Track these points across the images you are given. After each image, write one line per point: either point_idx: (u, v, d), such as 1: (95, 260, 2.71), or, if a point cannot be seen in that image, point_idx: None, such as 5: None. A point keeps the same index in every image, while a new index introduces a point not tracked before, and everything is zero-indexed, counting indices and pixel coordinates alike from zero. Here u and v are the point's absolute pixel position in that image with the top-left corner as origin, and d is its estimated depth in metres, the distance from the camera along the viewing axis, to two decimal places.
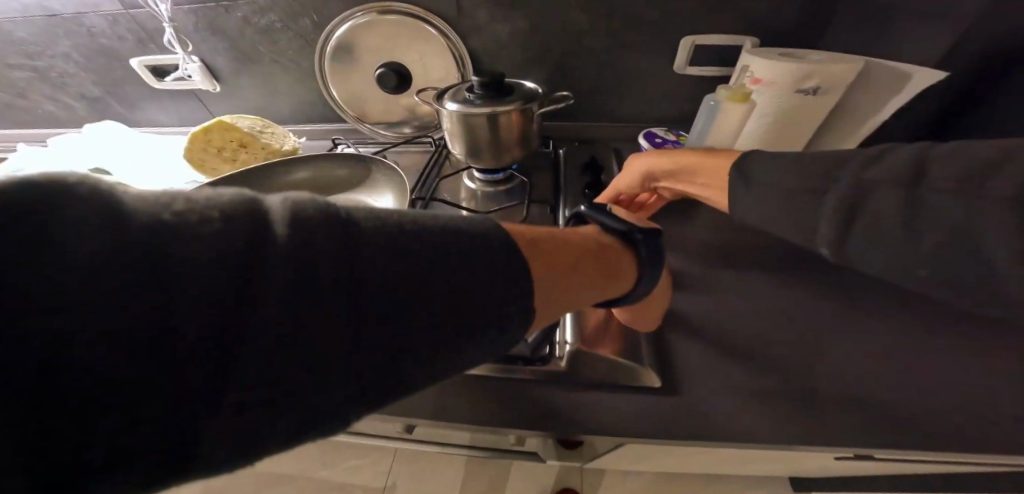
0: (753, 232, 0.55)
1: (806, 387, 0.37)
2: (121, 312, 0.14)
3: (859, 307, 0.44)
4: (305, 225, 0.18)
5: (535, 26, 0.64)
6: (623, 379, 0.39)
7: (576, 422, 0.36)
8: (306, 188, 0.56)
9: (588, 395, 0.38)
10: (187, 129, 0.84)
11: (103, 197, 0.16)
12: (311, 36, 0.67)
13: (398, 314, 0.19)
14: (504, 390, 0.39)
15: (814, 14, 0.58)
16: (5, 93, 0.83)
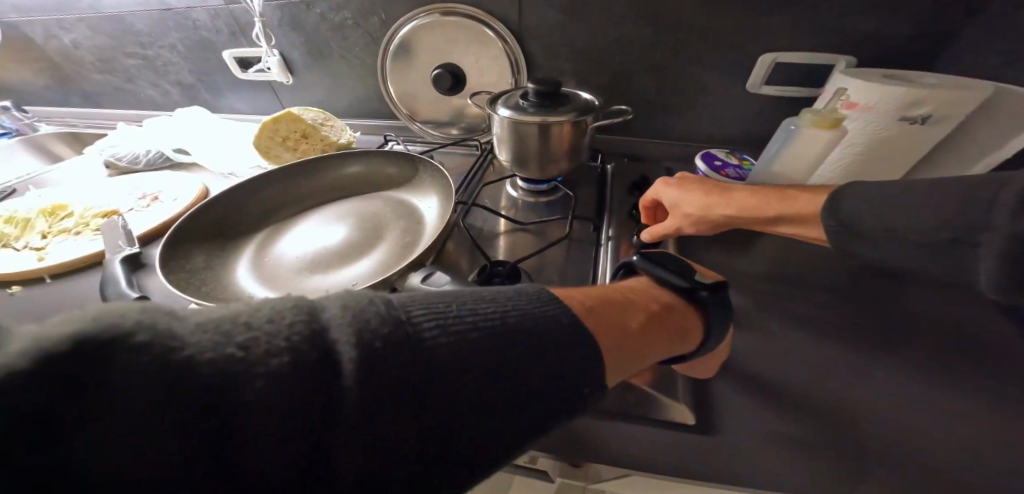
0: (824, 272, 0.48)
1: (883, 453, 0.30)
2: (194, 462, 0.13)
3: (960, 379, 0.36)
4: (368, 341, 0.17)
5: (599, 34, 0.61)
6: (651, 409, 0.34)
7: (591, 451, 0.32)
8: (355, 185, 0.57)
9: (608, 422, 0.34)
10: (259, 118, 0.90)
11: (167, 335, 0.15)
12: (378, 34, 0.69)
13: (471, 428, 0.17)
14: None
15: (927, 31, 0.51)
16: (117, 78, 0.94)
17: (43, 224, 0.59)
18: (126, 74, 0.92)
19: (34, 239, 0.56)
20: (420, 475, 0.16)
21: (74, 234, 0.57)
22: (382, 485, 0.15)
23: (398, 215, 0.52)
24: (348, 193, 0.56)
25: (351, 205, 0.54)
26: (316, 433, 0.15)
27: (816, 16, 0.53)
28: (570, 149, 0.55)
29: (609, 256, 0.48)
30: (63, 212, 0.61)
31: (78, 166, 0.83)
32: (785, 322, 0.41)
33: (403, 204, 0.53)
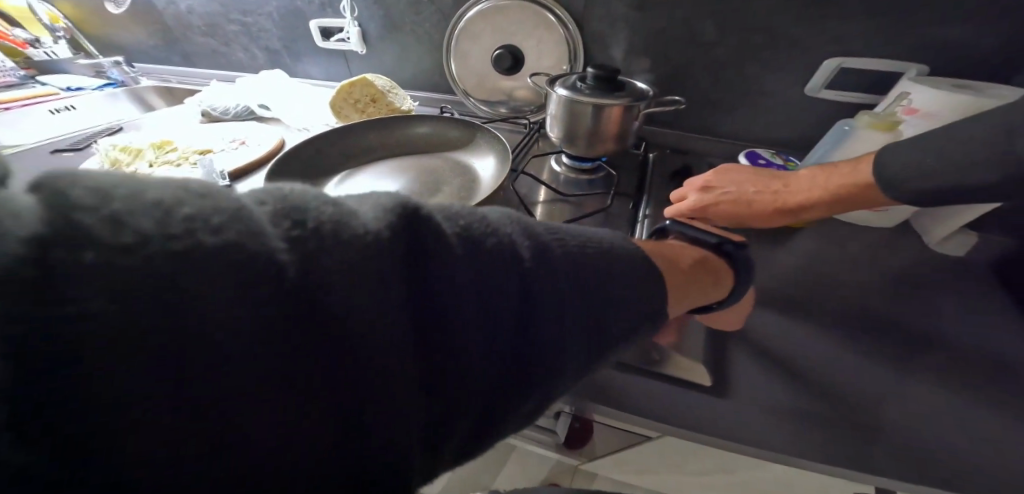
0: (854, 277, 0.49)
1: (877, 442, 0.33)
2: (462, 314, 0.18)
3: (973, 385, 0.37)
4: (542, 247, 0.22)
5: (660, 25, 0.63)
6: (669, 369, 0.37)
7: (604, 397, 0.36)
8: (419, 144, 0.62)
9: (626, 377, 0.37)
10: (330, 84, 0.99)
11: (404, 210, 0.19)
12: (449, 12, 0.74)
13: (608, 318, 0.23)
14: None
15: (1007, 46, 0.49)
16: (214, 40, 1.05)
17: (151, 155, 0.68)
18: (223, 38, 1.03)
19: (142, 166, 0.65)
20: (581, 347, 0.22)
21: (176, 166, 0.66)
22: (558, 352, 0.21)
23: (454, 174, 0.56)
24: (410, 152, 0.62)
25: (411, 161, 0.60)
26: (521, 309, 0.20)
27: (889, 20, 0.52)
28: (618, 134, 0.57)
29: (642, 231, 0.51)
30: (168, 147, 0.71)
31: (176, 112, 0.95)
32: (803, 313, 0.43)
33: (458, 165, 0.58)
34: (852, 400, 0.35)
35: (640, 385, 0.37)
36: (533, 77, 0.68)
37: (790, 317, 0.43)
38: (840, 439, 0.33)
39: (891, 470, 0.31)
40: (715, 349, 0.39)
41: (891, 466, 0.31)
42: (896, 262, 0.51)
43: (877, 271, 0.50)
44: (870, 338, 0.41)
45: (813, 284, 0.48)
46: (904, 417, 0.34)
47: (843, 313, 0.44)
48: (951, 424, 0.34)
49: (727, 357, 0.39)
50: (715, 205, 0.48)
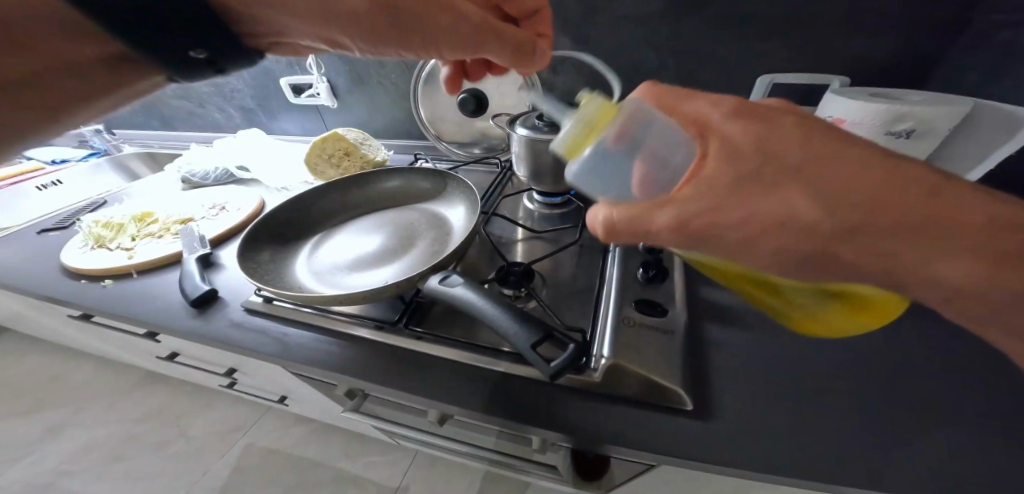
0: None
1: (843, 443, 0.35)
2: None
3: (928, 378, 0.40)
4: None
5: (606, 59, 0.67)
6: (659, 398, 0.39)
7: (597, 432, 0.38)
8: (396, 197, 0.65)
9: (616, 409, 0.39)
10: (307, 137, 1.02)
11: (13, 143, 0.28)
12: (411, 63, 0.78)
13: None
14: (530, 393, 0.42)
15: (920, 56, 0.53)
16: (190, 103, 1.08)
17: (132, 228, 0.68)
18: (199, 100, 1.06)
19: (125, 241, 0.64)
20: None
21: (157, 237, 0.66)
22: None
23: (430, 226, 0.58)
24: (386, 204, 0.64)
25: (388, 216, 0.62)
26: None
27: (811, 37, 0.56)
28: None
29: (614, 259, 0.53)
30: (149, 219, 0.73)
31: (159, 180, 0.96)
32: (770, 326, 0.46)
33: (432, 214, 0.61)
34: (819, 402, 0.38)
35: (620, 414, 0.39)
36: (496, 119, 0.72)
37: (756, 330, 0.46)
38: (811, 445, 0.35)
39: (861, 470, 0.33)
40: (696, 370, 0.42)
41: (857, 464, 0.34)
42: None
43: None
44: (833, 343, 0.44)
45: None
46: (866, 414, 0.37)
47: None
48: (912, 414, 0.37)
49: (697, 376, 0.41)
50: (711, 231, 0.27)
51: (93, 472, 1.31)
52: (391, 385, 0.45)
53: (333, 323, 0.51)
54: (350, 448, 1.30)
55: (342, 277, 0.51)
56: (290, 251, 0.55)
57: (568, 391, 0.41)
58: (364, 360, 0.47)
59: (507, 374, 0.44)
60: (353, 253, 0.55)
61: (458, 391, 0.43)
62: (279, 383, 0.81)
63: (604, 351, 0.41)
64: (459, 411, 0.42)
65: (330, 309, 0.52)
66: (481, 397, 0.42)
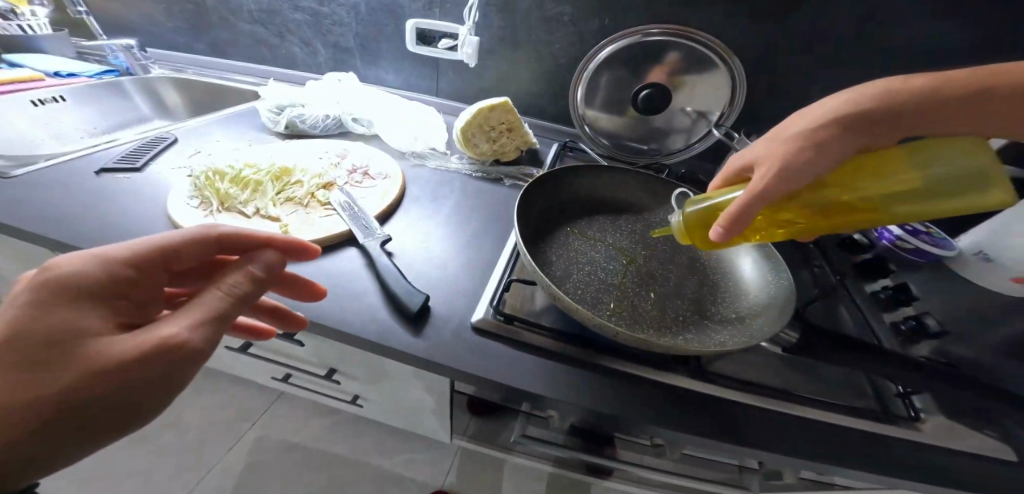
0: (1013, 333, 0.56)
1: None
2: None
3: None
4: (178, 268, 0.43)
5: (810, 74, 0.65)
6: (1000, 453, 0.40)
7: (958, 487, 0.38)
8: (601, 202, 0.53)
9: (964, 462, 0.39)
10: (408, 94, 0.88)
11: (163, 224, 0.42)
12: (589, 36, 0.70)
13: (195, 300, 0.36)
14: (867, 443, 0.39)
15: None
16: (263, 30, 0.87)
17: (273, 189, 0.51)
18: (280, 30, 0.86)
19: (268, 207, 0.49)
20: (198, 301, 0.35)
21: (305, 207, 0.51)
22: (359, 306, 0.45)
23: (672, 249, 0.48)
24: (604, 206, 0.53)
25: (600, 223, 0.50)
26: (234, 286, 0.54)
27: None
28: None
29: (860, 305, 0.53)
30: (286, 177, 0.54)
31: (232, 116, 0.74)
32: (1009, 376, 0.49)
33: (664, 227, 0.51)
34: None
35: (955, 460, 0.39)
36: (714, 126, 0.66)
37: (998, 378, 0.49)
38: None
39: None
40: (996, 424, 0.43)
41: None
42: None
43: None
44: None
45: (995, 344, 0.54)
46: None
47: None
48: None
49: (989, 428, 0.42)
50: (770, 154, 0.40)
51: (49, 469, 1.03)
52: (693, 424, 0.39)
53: (546, 339, 0.42)
54: (386, 445, 1.17)
55: (612, 308, 0.40)
56: (539, 256, 0.44)
57: (897, 436, 0.40)
58: (641, 397, 0.40)
59: (823, 421, 0.40)
60: (602, 273, 0.44)
61: (782, 433, 0.39)
62: (385, 391, 0.68)
63: (916, 398, 0.42)
64: (795, 461, 0.38)
65: (536, 322, 0.44)
66: (807, 448, 0.38)
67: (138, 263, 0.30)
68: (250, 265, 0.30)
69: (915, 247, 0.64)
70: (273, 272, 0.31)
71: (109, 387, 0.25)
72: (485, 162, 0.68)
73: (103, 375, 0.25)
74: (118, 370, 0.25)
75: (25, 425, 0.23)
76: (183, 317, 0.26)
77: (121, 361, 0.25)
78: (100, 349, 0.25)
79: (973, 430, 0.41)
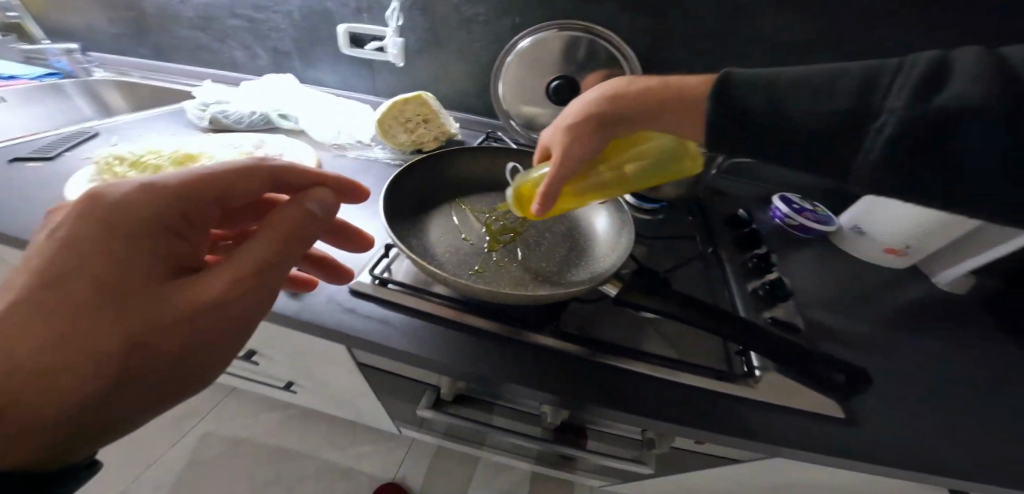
0: (890, 304, 0.60)
1: (956, 438, 0.42)
2: None
3: (996, 387, 0.49)
4: None
5: (707, 68, 0.70)
6: (828, 411, 0.42)
7: (786, 440, 0.40)
8: (501, 182, 0.57)
9: (801, 419, 0.41)
10: (346, 94, 0.91)
11: None
12: (505, 35, 0.74)
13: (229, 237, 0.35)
14: (709, 402, 0.42)
15: None
16: (205, 34, 0.90)
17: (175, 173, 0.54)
18: (219, 34, 0.89)
19: None
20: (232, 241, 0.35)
21: None
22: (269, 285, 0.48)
23: (554, 221, 0.52)
24: (496, 186, 0.56)
25: (487, 201, 0.54)
26: None
27: None
28: None
29: (730, 276, 0.57)
30: (194, 163, 0.57)
31: (162, 114, 0.77)
32: (871, 341, 0.53)
33: None
34: (931, 406, 0.45)
35: (777, 417, 0.41)
36: None
37: (860, 342, 0.52)
38: (939, 441, 0.42)
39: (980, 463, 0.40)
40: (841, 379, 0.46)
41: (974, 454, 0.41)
42: (920, 292, 0.63)
43: (903, 296, 0.62)
44: (917, 353, 0.52)
45: (867, 313, 0.58)
46: (967, 416, 0.45)
47: (895, 335, 0.54)
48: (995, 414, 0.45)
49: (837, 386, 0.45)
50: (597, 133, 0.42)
51: None
52: (544, 387, 0.41)
53: (421, 304, 0.45)
54: (338, 438, 1.16)
55: (475, 269, 0.43)
56: (417, 227, 0.47)
57: (735, 395, 0.42)
58: (501, 360, 0.43)
59: (672, 382, 0.43)
60: (475, 241, 0.47)
61: (631, 394, 0.42)
62: (309, 374, 0.69)
63: (756, 362, 0.45)
64: (637, 417, 0.40)
65: (417, 289, 0.46)
66: (650, 404, 0.41)
67: (193, 199, 0.29)
68: (305, 203, 0.31)
69: (801, 225, 0.70)
70: (327, 214, 0.33)
71: (192, 329, 0.26)
72: (406, 153, 0.71)
73: (190, 318, 0.26)
74: (192, 311, 0.26)
75: (104, 367, 0.23)
76: (249, 261, 0.28)
77: (196, 303, 0.26)
78: (183, 291, 0.26)
79: (822, 388, 0.44)
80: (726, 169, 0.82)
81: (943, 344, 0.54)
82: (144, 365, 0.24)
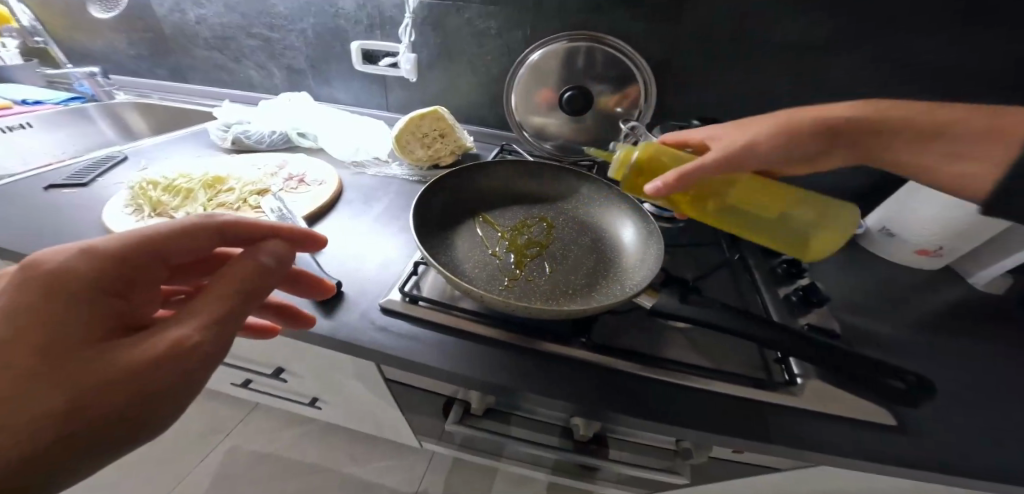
0: (918, 306, 0.59)
1: (998, 445, 0.41)
2: None
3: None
4: None
5: (720, 73, 0.70)
6: (877, 418, 0.42)
7: (829, 449, 0.39)
8: (525, 194, 0.57)
9: (837, 427, 0.41)
10: (360, 109, 0.92)
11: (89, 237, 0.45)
12: (517, 47, 0.75)
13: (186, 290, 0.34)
14: (747, 411, 0.42)
15: None
16: (221, 55, 0.92)
17: (204, 196, 0.56)
18: (235, 54, 0.91)
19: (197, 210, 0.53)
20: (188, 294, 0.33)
21: (235, 211, 0.55)
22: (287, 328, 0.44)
23: (580, 233, 0.52)
24: (520, 198, 0.57)
25: (512, 214, 0.54)
26: None
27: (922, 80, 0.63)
28: None
29: (756, 282, 0.57)
30: (220, 185, 0.58)
31: (184, 136, 0.78)
32: (901, 345, 0.52)
33: (575, 216, 0.55)
34: (969, 411, 0.44)
35: (814, 427, 0.41)
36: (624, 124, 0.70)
37: (891, 346, 0.51)
38: (980, 449, 0.41)
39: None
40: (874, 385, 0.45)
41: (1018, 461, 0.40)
42: (946, 293, 0.62)
43: (930, 298, 0.61)
44: (950, 357, 0.51)
45: (895, 315, 0.57)
46: (1006, 421, 0.44)
47: (926, 338, 0.53)
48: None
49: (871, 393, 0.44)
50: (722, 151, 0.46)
51: None
52: (581, 400, 0.41)
53: (454, 319, 0.46)
54: (358, 448, 1.17)
55: (506, 284, 0.43)
56: (445, 242, 0.48)
57: (775, 403, 0.42)
58: (536, 373, 0.43)
59: (710, 391, 0.43)
60: (503, 254, 0.47)
61: (668, 404, 0.42)
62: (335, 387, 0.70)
63: (795, 369, 0.45)
64: (678, 429, 0.40)
65: (448, 304, 0.47)
66: (689, 415, 0.41)
67: (139, 261, 0.29)
68: (260, 258, 0.30)
69: None
70: (280, 266, 0.31)
71: (114, 397, 0.24)
72: (423, 168, 0.72)
73: (124, 383, 0.24)
74: (122, 376, 0.24)
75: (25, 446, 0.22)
76: (193, 319, 0.26)
77: (128, 368, 0.25)
78: (116, 354, 0.25)
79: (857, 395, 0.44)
80: None
81: (975, 346, 0.53)
82: (69, 440, 0.23)
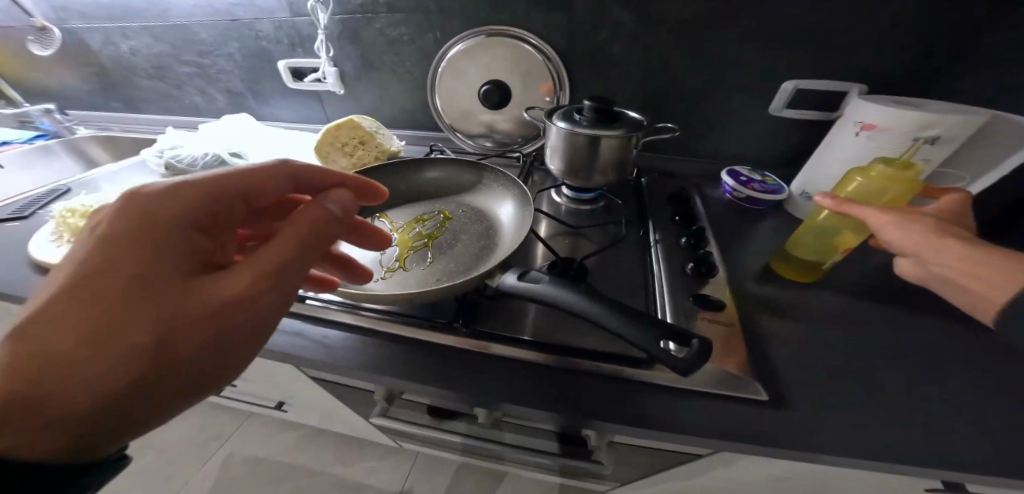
0: (838, 270, 0.57)
1: (891, 406, 0.39)
2: None
3: (947, 346, 0.45)
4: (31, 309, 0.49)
5: (626, 56, 0.70)
6: (748, 391, 0.39)
7: (693, 426, 0.38)
8: (428, 190, 0.60)
9: (711, 402, 0.39)
10: (302, 124, 0.95)
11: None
12: (430, 50, 0.76)
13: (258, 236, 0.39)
14: (615, 391, 0.40)
15: (914, 72, 0.61)
16: (165, 84, 0.96)
17: None
18: (175, 82, 0.95)
19: None
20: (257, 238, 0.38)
21: None
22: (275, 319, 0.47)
23: (471, 223, 0.53)
24: (423, 195, 0.59)
25: (411, 211, 0.57)
26: None
27: (822, 45, 0.62)
28: (618, 164, 0.62)
29: (658, 256, 0.57)
30: None
31: (131, 165, 0.82)
32: (809, 311, 0.49)
33: (471, 206, 0.56)
34: (866, 374, 0.42)
35: (684, 406, 0.39)
36: (530, 112, 0.71)
37: (797, 313, 0.49)
38: (868, 413, 0.38)
39: (915, 433, 0.37)
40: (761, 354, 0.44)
41: (909, 421, 0.37)
42: (872, 254, 0.60)
43: (854, 261, 0.59)
44: (860, 319, 0.48)
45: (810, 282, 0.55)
46: (906, 380, 0.41)
47: (838, 302, 0.51)
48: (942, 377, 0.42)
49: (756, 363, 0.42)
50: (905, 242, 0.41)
51: None
52: (445, 387, 0.41)
53: (339, 314, 0.47)
54: (342, 452, 1.19)
55: (382, 276, 0.46)
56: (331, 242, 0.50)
57: (644, 381, 0.41)
58: (407, 363, 0.44)
59: (579, 372, 0.42)
60: (390, 249, 0.50)
61: (531, 388, 0.41)
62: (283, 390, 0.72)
63: None
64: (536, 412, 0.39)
65: (337, 303, 0.49)
66: (549, 399, 0.40)
67: (219, 202, 0.33)
68: (326, 205, 0.33)
69: (749, 197, 0.69)
70: (344, 213, 0.34)
71: (194, 327, 0.27)
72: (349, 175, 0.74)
73: (208, 309, 0.28)
74: (203, 309, 0.28)
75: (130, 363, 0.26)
76: (258, 258, 0.30)
77: (211, 299, 0.28)
78: (203, 284, 0.28)
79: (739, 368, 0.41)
80: (673, 152, 0.81)
81: (890, 306, 0.50)
82: (154, 372, 0.27)
